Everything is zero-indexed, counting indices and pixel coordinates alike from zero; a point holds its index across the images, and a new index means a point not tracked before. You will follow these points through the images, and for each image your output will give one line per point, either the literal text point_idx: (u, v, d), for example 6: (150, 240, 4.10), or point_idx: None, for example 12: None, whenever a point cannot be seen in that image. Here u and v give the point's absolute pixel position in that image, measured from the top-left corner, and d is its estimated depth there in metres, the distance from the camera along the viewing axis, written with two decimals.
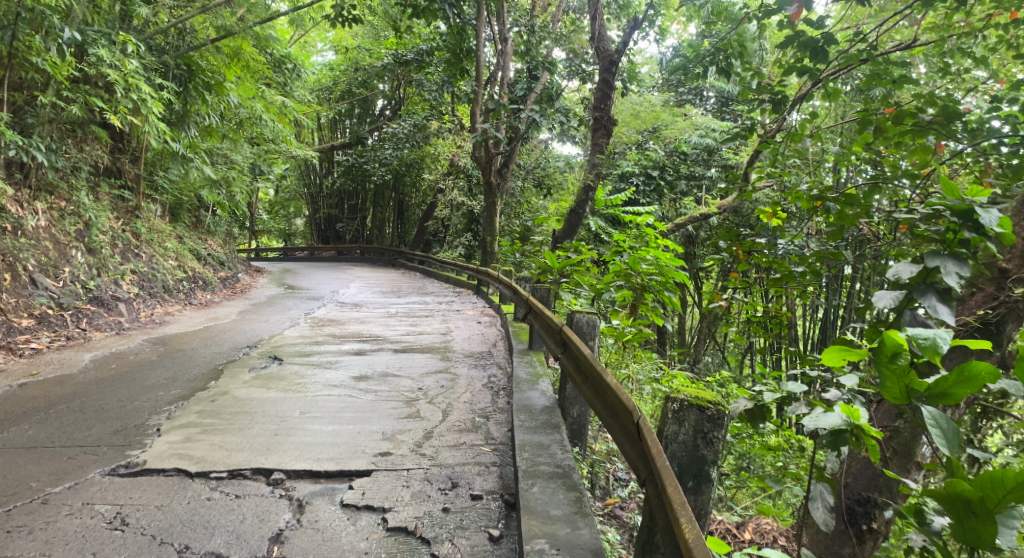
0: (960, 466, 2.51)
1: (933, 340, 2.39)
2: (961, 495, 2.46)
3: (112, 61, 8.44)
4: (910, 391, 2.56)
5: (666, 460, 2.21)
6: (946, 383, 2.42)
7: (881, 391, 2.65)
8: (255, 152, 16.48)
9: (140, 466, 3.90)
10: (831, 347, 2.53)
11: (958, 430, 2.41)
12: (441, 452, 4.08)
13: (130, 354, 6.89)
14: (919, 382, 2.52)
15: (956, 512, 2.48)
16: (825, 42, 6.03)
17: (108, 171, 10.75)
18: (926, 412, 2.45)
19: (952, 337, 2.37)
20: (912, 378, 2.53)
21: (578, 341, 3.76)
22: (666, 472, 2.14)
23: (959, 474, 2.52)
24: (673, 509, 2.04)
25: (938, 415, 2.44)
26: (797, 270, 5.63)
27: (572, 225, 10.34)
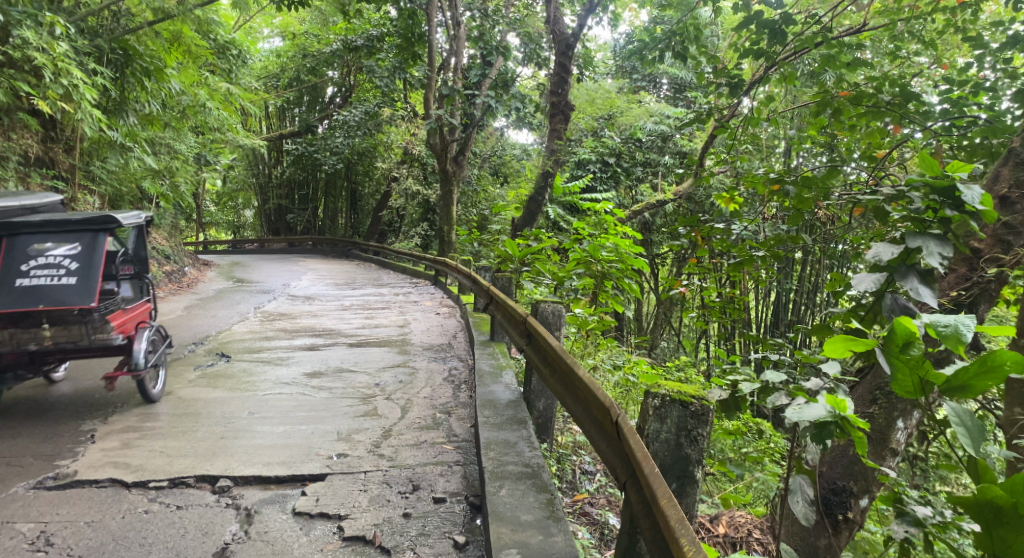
0: (989, 467, 2.13)
1: (955, 327, 2.09)
2: (993, 501, 2.06)
3: (39, 44, 7.90)
4: (925, 385, 2.29)
5: (653, 465, 2.03)
6: (966, 374, 2.12)
7: (890, 384, 2.38)
8: (197, 142, 15.77)
9: (70, 477, 3.54)
10: (837, 337, 2.26)
11: (984, 427, 2.13)
12: (400, 452, 3.86)
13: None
14: (936, 374, 2.24)
15: (983, 519, 2.08)
16: (783, 24, 5.92)
17: (41, 162, 10.10)
18: (948, 409, 2.17)
19: (976, 323, 2.08)
20: (927, 369, 2.24)
21: (544, 331, 3.57)
22: (657, 480, 1.94)
23: (989, 477, 2.13)
24: (671, 527, 1.82)
25: (962, 412, 2.15)
26: (758, 255, 5.42)
27: (531, 213, 10.10)
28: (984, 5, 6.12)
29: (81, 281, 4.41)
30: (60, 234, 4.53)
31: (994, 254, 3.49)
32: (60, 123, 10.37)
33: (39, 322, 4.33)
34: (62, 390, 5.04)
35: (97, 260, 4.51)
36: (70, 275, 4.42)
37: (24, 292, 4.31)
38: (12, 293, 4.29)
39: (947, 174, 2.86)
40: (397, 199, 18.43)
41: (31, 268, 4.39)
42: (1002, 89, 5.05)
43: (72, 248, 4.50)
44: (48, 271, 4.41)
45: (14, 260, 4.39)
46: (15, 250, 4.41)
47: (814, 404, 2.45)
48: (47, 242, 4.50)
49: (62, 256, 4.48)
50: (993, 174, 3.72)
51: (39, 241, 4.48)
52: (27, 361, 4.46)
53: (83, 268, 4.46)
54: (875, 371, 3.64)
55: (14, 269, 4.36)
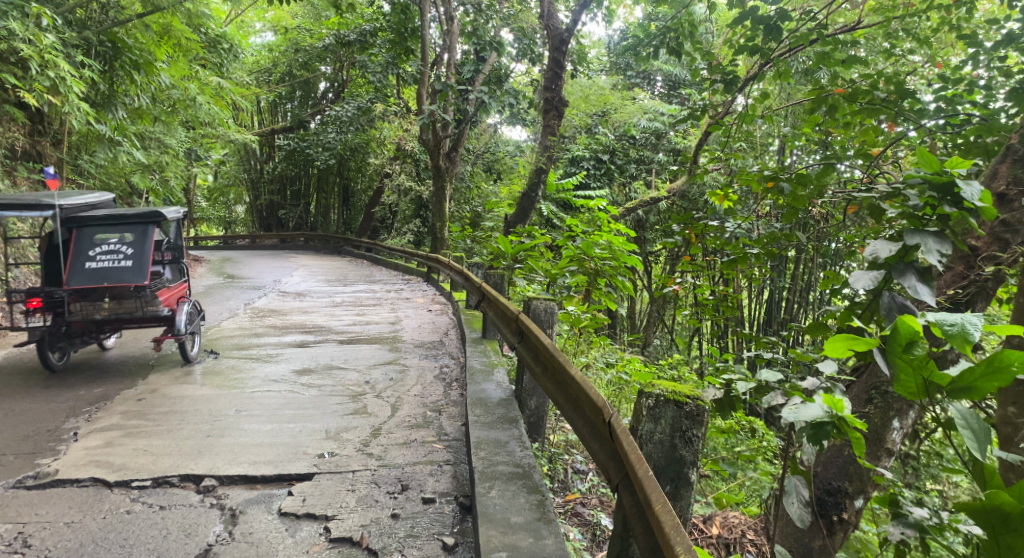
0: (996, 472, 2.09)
1: (961, 327, 2.05)
2: (1001, 507, 2.03)
3: (25, 35, 7.75)
4: (928, 386, 2.23)
5: (647, 467, 1.97)
6: (972, 375, 2.07)
7: (893, 385, 2.33)
8: (187, 137, 15.60)
9: (50, 476, 3.44)
10: (839, 336, 2.21)
11: (990, 430, 2.08)
12: (390, 451, 3.79)
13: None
14: (940, 375, 2.18)
15: (990, 525, 2.05)
16: (779, 20, 5.86)
17: (28, 155, 9.93)
18: (954, 413, 2.11)
19: (983, 322, 2.03)
20: (931, 370, 2.19)
21: (536, 328, 3.51)
22: (652, 486, 1.88)
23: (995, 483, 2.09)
24: (665, 534, 1.76)
25: (968, 415, 2.10)
26: (751, 253, 5.38)
27: (524, 209, 10.02)
28: (979, 2, 6.07)
29: (136, 265, 5.63)
30: (119, 229, 5.77)
31: (991, 252, 3.47)
32: (48, 117, 10.19)
33: (101, 296, 5.51)
34: (112, 354, 6.11)
35: (147, 251, 5.74)
36: (127, 261, 5.66)
37: (91, 274, 5.54)
38: (83, 274, 5.53)
39: (945, 170, 2.81)
40: (390, 195, 18.30)
41: (98, 255, 5.65)
42: (996, 87, 5.02)
43: (129, 241, 5.73)
44: (110, 258, 5.66)
45: (85, 249, 5.65)
46: (86, 241, 5.68)
47: (811, 404, 2.40)
48: (109, 236, 5.74)
49: (121, 246, 5.72)
50: (991, 171, 3.66)
51: (102, 235, 5.72)
52: (90, 327, 5.52)
53: (137, 256, 5.69)
54: (871, 371, 3.60)
55: (84, 256, 5.61)
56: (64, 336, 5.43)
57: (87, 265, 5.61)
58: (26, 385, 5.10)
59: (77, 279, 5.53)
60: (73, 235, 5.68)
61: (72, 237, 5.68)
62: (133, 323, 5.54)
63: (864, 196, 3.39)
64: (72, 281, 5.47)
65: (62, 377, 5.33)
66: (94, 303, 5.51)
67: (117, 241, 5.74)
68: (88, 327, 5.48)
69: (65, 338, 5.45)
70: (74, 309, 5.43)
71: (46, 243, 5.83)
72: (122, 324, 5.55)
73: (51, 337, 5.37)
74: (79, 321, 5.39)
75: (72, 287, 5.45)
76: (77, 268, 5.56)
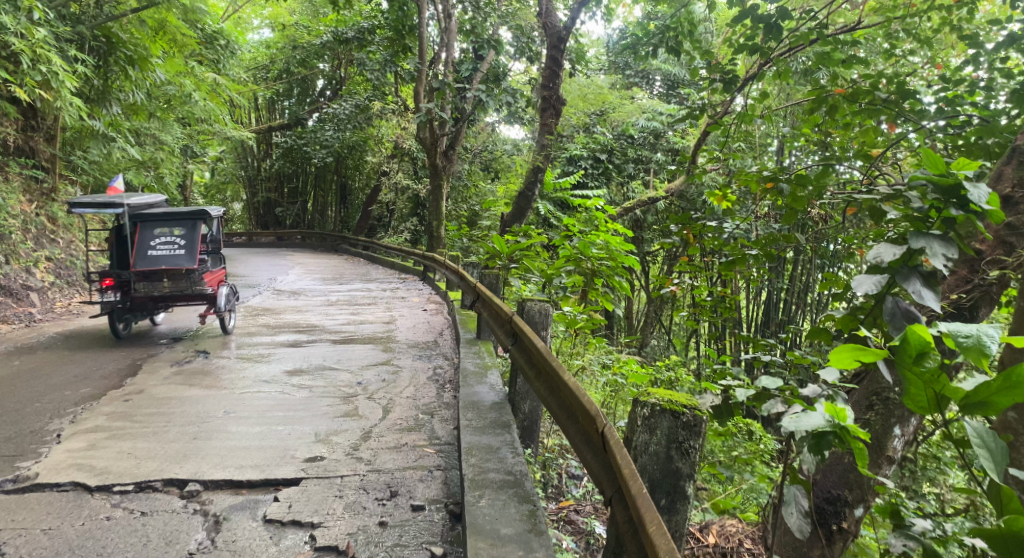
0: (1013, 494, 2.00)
1: (977, 339, 1.96)
2: (1018, 534, 1.94)
3: (17, 29, 7.62)
4: (940, 400, 2.14)
5: (641, 483, 1.89)
6: (987, 390, 1.98)
7: (901, 398, 2.24)
8: (184, 133, 15.49)
9: (30, 480, 3.33)
10: (845, 346, 2.12)
11: (1006, 449, 1.99)
12: (379, 456, 3.70)
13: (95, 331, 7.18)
14: (951, 389, 2.09)
15: (1005, 550, 1.96)
16: (779, 18, 5.76)
17: (20, 151, 9.79)
18: (969, 430, 2.02)
19: (1000, 334, 1.94)
20: (943, 384, 2.10)
21: (530, 331, 3.43)
22: (646, 506, 1.79)
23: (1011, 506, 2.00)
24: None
25: (983, 433, 2.01)
26: (750, 254, 5.30)
27: (521, 209, 9.91)
28: (979, 3, 5.99)
29: (187, 251, 6.64)
30: (172, 221, 6.76)
31: (997, 256, 3.39)
32: (41, 112, 10.07)
33: (160, 278, 6.54)
34: (162, 328, 7.30)
35: (196, 241, 6.73)
36: (181, 248, 6.67)
37: (151, 257, 6.55)
38: (145, 258, 6.56)
39: (952, 171, 2.73)
40: (387, 193, 18.23)
41: (157, 243, 6.65)
42: (996, 88, 4.94)
43: (181, 232, 6.72)
44: (167, 246, 6.68)
45: (146, 239, 6.67)
46: (146, 232, 6.70)
47: (814, 415, 2.31)
48: (165, 228, 6.75)
49: (175, 237, 6.73)
50: (996, 173, 3.61)
51: (159, 227, 6.74)
52: (147, 304, 6.62)
53: (188, 244, 6.68)
54: (872, 376, 3.51)
55: (145, 244, 6.63)
56: (127, 310, 6.57)
57: (148, 251, 6.64)
58: (94, 348, 6.24)
59: (141, 262, 6.56)
60: (136, 227, 6.70)
61: (136, 228, 6.72)
62: (182, 299, 6.57)
63: (867, 197, 3.31)
64: (137, 264, 6.51)
65: (112, 348, 6.30)
66: (154, 283, 6.54)
67: (173, 232, 6.76)
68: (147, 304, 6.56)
69: (130, 312, 6.61)
70: (140, 289, 6.51)
71: (114, 236, 6.89)
72: (174, 300, 6.60)
73: (119, 310, 6.52)
74: (141, 298, 6.47)
75: (137, 267, 6.47)
76: (140, 253, 6.59)
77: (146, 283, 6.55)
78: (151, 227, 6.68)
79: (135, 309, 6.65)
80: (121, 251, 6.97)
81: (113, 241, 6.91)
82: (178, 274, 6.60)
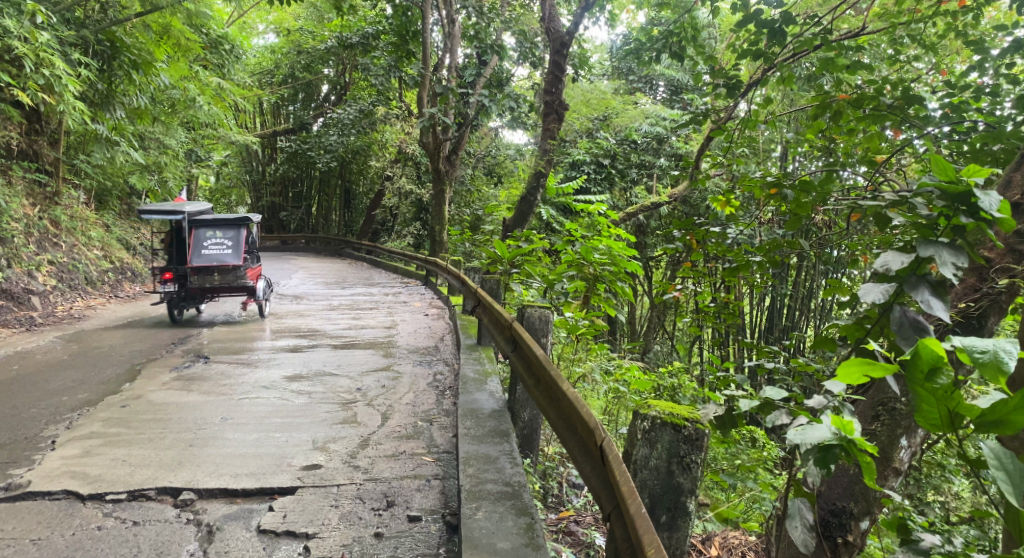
0: None
1: (993, 355, 1.90)
2: None
3: (20, 33, 7.61)
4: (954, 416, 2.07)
5: (639, 502, 1.84)
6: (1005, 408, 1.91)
7: (913, 413, 2.17)
8: (188, 138, 15.51)
9: (22, 489, 3.28)
10: (855, 360, 2.06)
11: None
12: (377, 464, 3.65)
13: (134, 321, 8.06)
14: (966, 406, 2.02)
15: None
16: (783, 23, 5.70)
17: (23, 154, 9.81)
18: (983, 448, 1.95)
19: (1018, 350, 1.87)
20: (957, 400, 2.03)
21: (530, 339, 3.37)
22: (646, 527, 1.74)
23: None
24: None
25: (1000, 452, 1.93)
26: (754, 261, 5.24)
27: (523, 213, 9.87)
28: (986, 8, 5.93)
29: (234, 251, 8.11)
30: (221, 226, 8.19)
31: (1006, 264, 3.33)
32: (45, 116, 10.06)
33: (211, 272, 7.97)
34: (207, 315, 8.71)
35: (241, 242, 8.19)
36: (228, 248, 8.10)
37: (205, 256, 8.00)
38: (200, 256, 7.98)
39: (963, 178, 2.68)
40: (391, 197, 18.28)
41: (209, 244, 8.09)
42: (1003, 94, 4.87)
43: (228, 234, 8.15)
44: (217, 246, 8.13)
45: (199, 240, 8.10)
46: (200, 235, 8.12)
47: (819, 428, 2.25)
48: (215, 231, 8.18)
49: (223, 238, 8.17)
50: (1004, 180, 3.54)
51: (210, 230, 8.18)
52: (199, 293, 8.02)
53: (234, 245, 8.13)
54: (879, 386, 3.44)
55: (199, 245, 8.07)
56: (183, 298, 7.97)
57: (202, 251, 8.08)
58: (137, 335, 7.15)
59: (196, 260, 8.01)
60: (191, 230, 8.13)
61: (190, 231, 8.15)
62: (225, 290, 7.97)
63: (872, 204, 3.26)
64: (194, 261, 7.94)
65: (115, 352, 6.28)
66: (206, 276, 7.97)
67: (221, 235, 8.22)
68: (198, 293, 7.97)
69: (185, 300, 8.04)
70: (194, 281, 7.94)
71: (170, 236, 8.31)
72: (219, 291, 8.00)
73: (176, 298, 7.94)
74: (194, 288, 7.88)
75: (193, 264, 7.89)
76: (195, 252, 8.02)
77: (199, 276, 7.97)
78: (203, 230, 8.11)
79: (188, 298, 8.05)
80: (175, 249, 8.40)
81: (169, 240, 8.33)
82: (226, 269, 8.04)
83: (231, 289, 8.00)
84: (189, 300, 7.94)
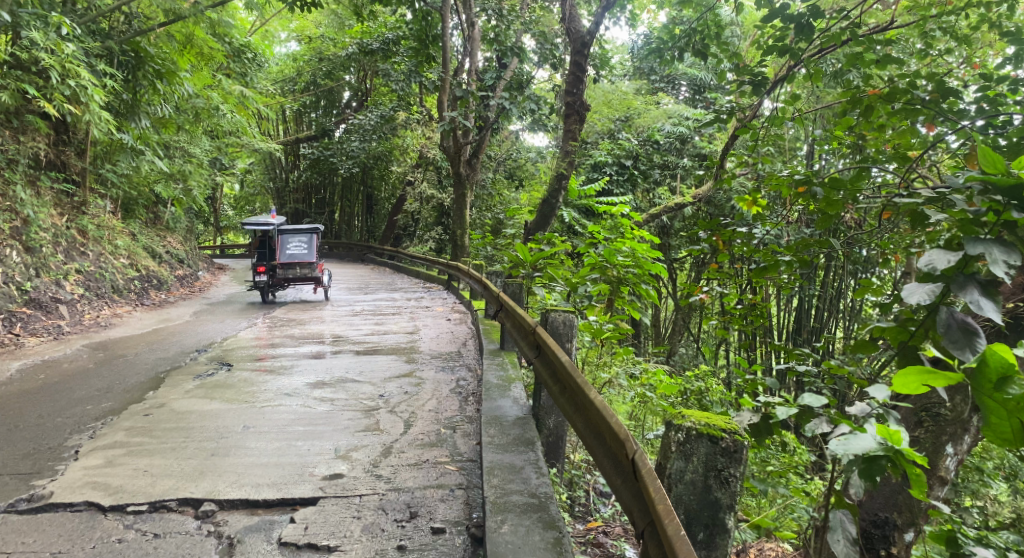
0: None
1: None
2: None
3: (47, 45, 7.71)
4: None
5: (678, 522, 1.73)
6: None
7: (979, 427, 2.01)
8: (213, 145, 15.71)
9: (45, 500, 3.26)
10: (913, 369, 1.92)
11: None
12: (399, 473, 3.58)
13: (175, 324, 8.59)
14: None
15: None
16: (811, 18, 5.54)
17: (52, 165, 9.99)
18: None
19: None
20: None
21: (555, 345, 3.27)
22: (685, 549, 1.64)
23: None
24: None
25: None
26: (783, 261, 5.04)
27: (545, 216, 9.77)
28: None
29: (309, 250, 10.70)
30: (298, 233, 10.71)
31: None
32: (72, 127, 10.27)
33: (293, 266, 10.52)
34: (284, 301, 11.25)
35: (314, 245, 10.76)
36: (304, 249, 10.67)
37: (288, 254, 10.57)
38: (286, 255, 10.57)
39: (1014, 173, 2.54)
40: (412, 203, 18.37)
41: (291, 246, 10.68)
42: None
43: (304, 239, 10.74)
44: (296, 247, 10.68)
45: (284, 243, 10.65)
46: (284, 239, 10.71)
47: (864, 436, 2.13)
48: (294, 237, 10.76)
49: (301, 242, 10.75)
50: None
51: (292, 236, 10.76)
52: (282, 282, 10.58)
53: (309, 246, 10.69)
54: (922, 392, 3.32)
55: (283, 246, 10.64)
56: (270, 286, 10.54)
57: (287, 251, 10.67)
58: (190, 333, 7.89)
59: (283, 257, 10.60)
60: (278, 236, 10.72)
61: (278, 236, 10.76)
62: (302, 279, 10.59)
63: (909, 202, 3.13)
64: (281, 258, 10.53)
65: (138, 360, 6.31)
66: (289, 269, 10.54)
67: (300, 239, 10.77)
68: (281, 281, 10.63)
69: (272, 287, 10.71)
70: (280, 273, 10.61)
71: (261, 240, 10.88)
72: (298, 280, 10.54)
73: (266, 286, 10.53)
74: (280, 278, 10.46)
75: (281, 260, 10.46)
76: (282, 252, 10.61)
77: (284, 269, 10.54)
78: (286, 236, 10.64)
79: (273, 286, 10.61)
80: (266, 250, 11.04)
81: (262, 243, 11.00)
82: (304, 264, 10.60)
83: (305, 278, 10.63)
84: (275, 287, 10.60)
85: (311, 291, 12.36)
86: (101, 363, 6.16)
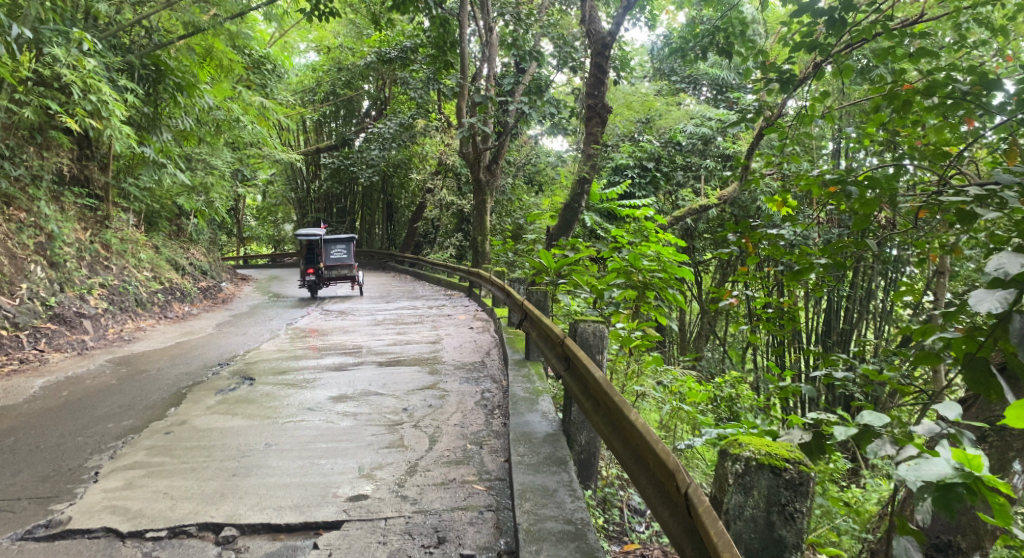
0: None
1: None
2: None
3: (69, 61, 7.72)
4: None
5: None
6: None
7: None
8: (234, 156, 15.81)
9: (62, 526, 3.17)
10: None
11: None
12: (426, 493, 3.43)
13: (198, 337, 8.55)
14: None
15: None
16: (844, 10, 5.28)
17: (75, 179, 10.08)
18: None
19: None
20: None
21: (587, 359, 3.11)
22: None
23: None
24: None
25: None
26: (818, 263, 4.76)
27: (568, 222, 9.58)
28: None
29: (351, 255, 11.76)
30: (341, 241, 11.65)
31: None
32: (94, 141, 10.32)
33: (338, 267, 11.60)
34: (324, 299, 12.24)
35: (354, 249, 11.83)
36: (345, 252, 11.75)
37: (333, 257, 11.63)
38: (331, 258, 11.62)
39: None
40: (432, 209, 18.31)
41: (334, 250, 11.71)
42: None
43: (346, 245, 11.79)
44: (340, 252, 11.72)
45: (328, 248, 11.63)
46: (329, 247, 11.67)
47: (934, 460, 1.98)
48: (337, 244, 11.73)
49: (343, 248, 11.77)
50: None
51: (335, 244, 11.69)
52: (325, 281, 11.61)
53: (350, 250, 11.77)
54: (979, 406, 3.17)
55: (328, 251, 11.67)
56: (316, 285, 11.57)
57: (331, 256, 11.69)
58: (211, 346, 7.83)
59: (328, 260, 11.64)
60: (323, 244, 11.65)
61: (323, 244, 11.68)
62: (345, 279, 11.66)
63: (955, 201, 2.90)
64: (326, 261, 11.58)
65: (160, 375, 6.25)
66: (333, 269, 11.61)
67: (342, 245, 11.78)
68: (326, 281, 11.65)
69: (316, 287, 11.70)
70: (325, 273, 11.64)
71: (307, 247, 11.93)
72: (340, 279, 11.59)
73: (312, 285, 11.55)
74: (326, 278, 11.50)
75: (327, 262, 11.50)
76: (327, 256, 11.64)
77: (329, 270, 11.59)
78: (329, 243, 11.59)
79: (318, 285, 11.65)
80: (312, 255, 12.07)
81: (307, 251, 12.01)
82: (347, 266, 11.68)
83: (346, 277, 11.67)
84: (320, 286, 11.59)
85: (345, 291, 13.39)
86: (124, 378, 6.11)
